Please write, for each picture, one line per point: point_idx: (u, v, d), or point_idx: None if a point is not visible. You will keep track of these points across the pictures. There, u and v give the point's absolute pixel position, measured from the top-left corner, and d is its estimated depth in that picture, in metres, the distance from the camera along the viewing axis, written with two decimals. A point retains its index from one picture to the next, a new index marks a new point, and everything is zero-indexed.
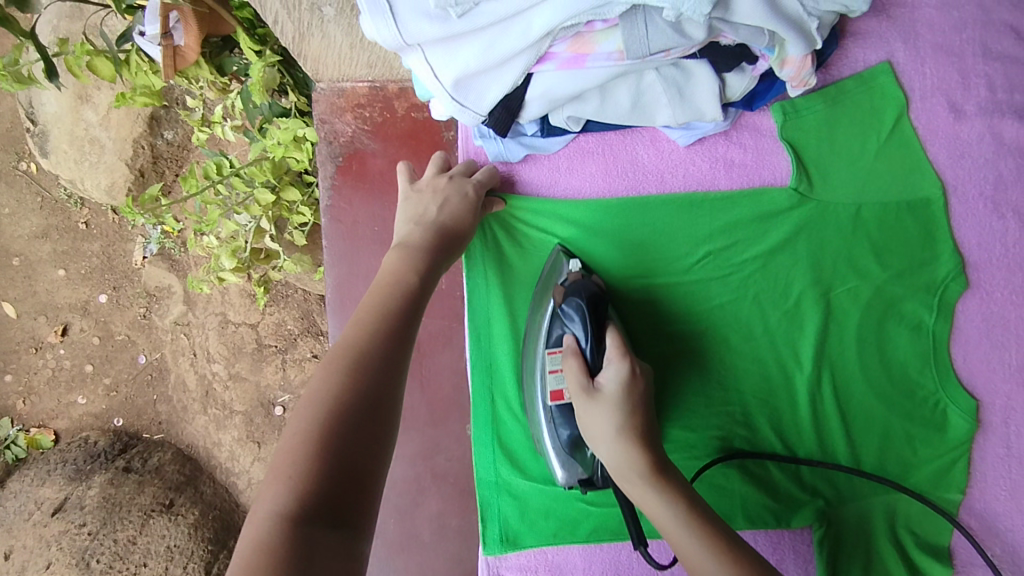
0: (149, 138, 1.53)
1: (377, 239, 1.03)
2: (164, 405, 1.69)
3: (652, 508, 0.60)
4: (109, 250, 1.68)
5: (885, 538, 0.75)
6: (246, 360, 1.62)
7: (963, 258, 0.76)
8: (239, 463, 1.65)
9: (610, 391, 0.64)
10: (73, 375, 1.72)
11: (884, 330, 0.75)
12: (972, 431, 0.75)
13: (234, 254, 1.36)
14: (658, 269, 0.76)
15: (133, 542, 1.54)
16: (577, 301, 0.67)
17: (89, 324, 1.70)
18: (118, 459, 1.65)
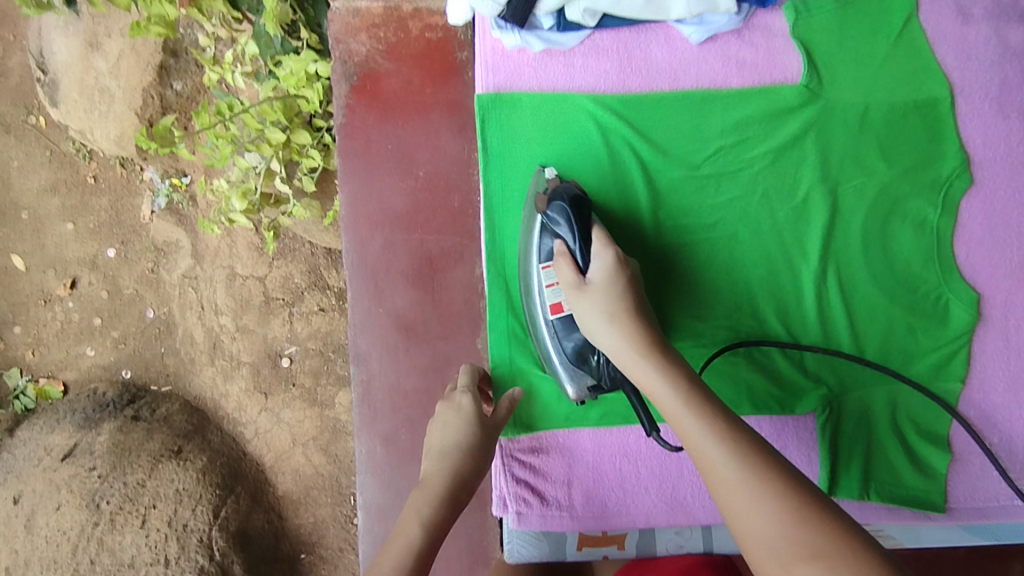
0: (158, 87, 1.50)
1: (392, 157, 1.03)
2: (173, 358, 1.68)
3: (648, 385, 0.62)
4: (117, 204, 1.69)
5: (883, 424, 0.79)
6: (252, 312, 1.62)
7: (968, 156, 0.78)
8: (246, 413, 1.63)
9: (598, 280, 0.68)
10: (81, 328, 1.71)
11: (889, 226, 0.78)
12: (972, 323, 0.78)
13: (245, 196, 1.37)
14: (674, 163, 0.78)
15: (142, 486, 1.55)
16: (560, 204, 0.71)
17: (98, 278, 1.69)
18: (127, 408, 1.65)
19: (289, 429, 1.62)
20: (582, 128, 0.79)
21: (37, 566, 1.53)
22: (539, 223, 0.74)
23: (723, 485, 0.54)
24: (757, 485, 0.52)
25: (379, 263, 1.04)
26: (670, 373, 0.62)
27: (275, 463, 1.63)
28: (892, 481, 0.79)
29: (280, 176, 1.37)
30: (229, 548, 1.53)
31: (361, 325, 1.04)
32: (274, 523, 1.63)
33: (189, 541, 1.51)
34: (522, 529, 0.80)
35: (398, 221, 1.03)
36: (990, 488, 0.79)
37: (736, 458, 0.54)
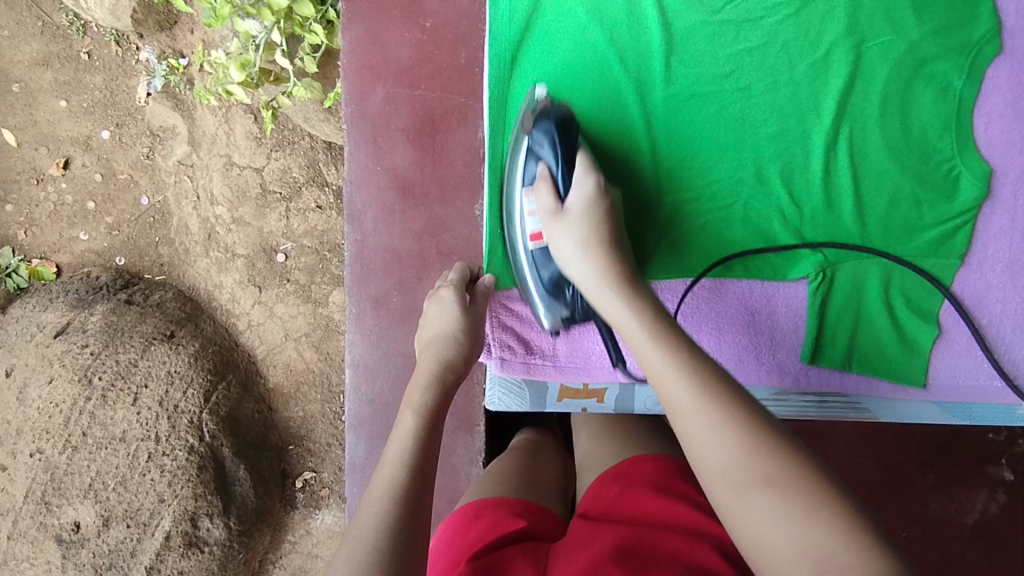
0: None
1: (399, 6, 1.00)
2: (166, 247, 1.64)
3: (612, 313, 0.65)
4: (111, 84, 1.63)
5: (876, 298, 0.77)
6: (249, 204, 1.56)
7: (1000, 22, 0.74)
8: (240, 305, 1.60)
9: (575, 210, 0.70)
10: (74, 211, 1.66)
11: (910, 89, 0.74)
12: (980, 198, 0.75)
13: (243, 67, 1.30)
14: (697, 7, 0.75)
15: (134, 365, 1.50)
16: (546, 126, 0.71)
17: (92, 160, 1.65)
18: (120, 292, 1.61)
19: (281, 323, 1.57)
20: None
21: (25, 440, 1.49)
22: (522, 146, 0.74)
23: (677, 407, 0.55)
24: (713, 407, 0.53)
25: (379, 120, 1.01)
26: (635, 302, 0.64)
27: (267, 357, 1.59)
28: (875, 355, 0.78)
29: (280, 49, 1.31)
30: (219, 431, 1.50)
31: (357, 180, 1.02)
32: (264, 414, 1.59)
33: (179, 422, 1.48)
34: (503, 376, 0.79)
35: (400, 74, 1.00)
36: (975, 364, 0.78)
37: (696, 387, 0.55)
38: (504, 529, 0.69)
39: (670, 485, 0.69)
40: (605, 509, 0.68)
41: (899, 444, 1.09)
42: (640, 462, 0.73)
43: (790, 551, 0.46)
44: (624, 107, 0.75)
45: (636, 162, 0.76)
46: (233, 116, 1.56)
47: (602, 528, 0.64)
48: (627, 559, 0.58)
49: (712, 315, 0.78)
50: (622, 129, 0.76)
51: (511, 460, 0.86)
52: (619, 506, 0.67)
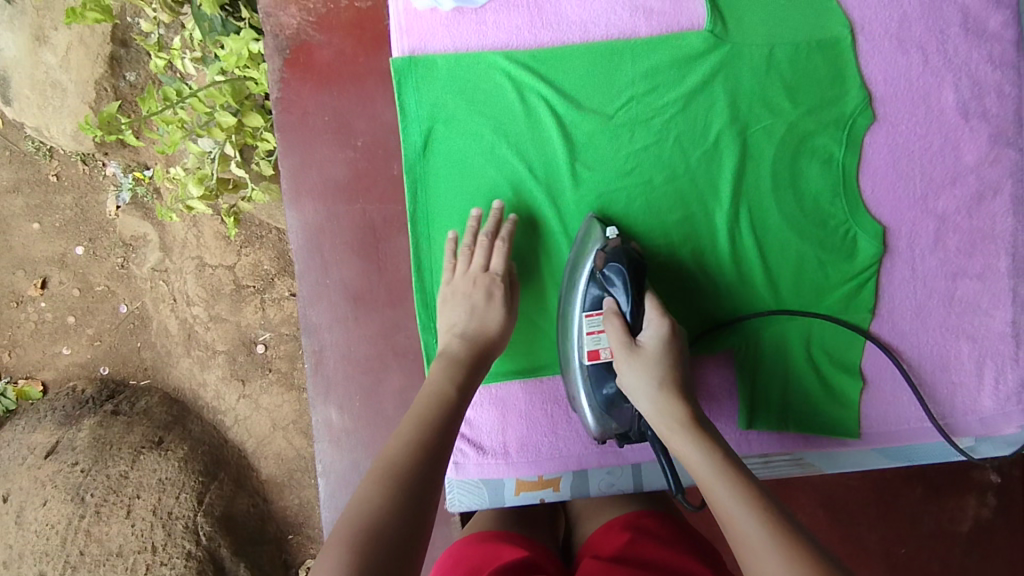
0: (110, 79, 1.43)
1: (329, 128, 1.06)
2: (149, 351, 1.61)
3: (682, 454, 0.62)
4: (81, 202, 1.60)
5: (801, 357, 0.81)
6: (224, 301, 1.53)
7: (870, 93, 0.80)
8: (225, 401, 1.56)
9: (650, 347, 0.69)
10: (55, 326, 1.62)
11: (797, 164, 0.80)
12: (878, 254, 0.81)
13: (202, 181, 1.32)
14: (593, 113, 0.80)
15: (124, 478, 1.42)
16: (618, 265, 0.72)
17: (68, 276, 1.62)
18: (106, 404, 1.56)
19: (267, 413, 1.54)
20: (498, 86, 0.79)
21: (26, 563, 1.36)
22: (588, 272, 0.75)
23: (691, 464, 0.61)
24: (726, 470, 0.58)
25: (323, 236, 1.06)
26: (708, 446, 0.61)
27: (258, 449, 1.55)
28: (808, 412, 0.82)
29: (235, 160, 1.35)
30: (215, 531, 1.42)
31: (310, 297, 1.06)
32: (259, 507, 1.54)
33: (173, 531, 1.38)
34: (460, 479, 0.81)
35: (338, 192, 1.06)
36: (903, 408, 0.83)
37: (712, 461, 0.59)
38: (501, 554, 0.68)
39: (670, 538, 0.69)
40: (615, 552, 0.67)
41: None
42: (641, 518, 0.74)
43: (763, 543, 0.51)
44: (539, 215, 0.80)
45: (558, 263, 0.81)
46: (201, 219, 1.53)
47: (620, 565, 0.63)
48: None
49: None
50: (541, 236, 0.81)
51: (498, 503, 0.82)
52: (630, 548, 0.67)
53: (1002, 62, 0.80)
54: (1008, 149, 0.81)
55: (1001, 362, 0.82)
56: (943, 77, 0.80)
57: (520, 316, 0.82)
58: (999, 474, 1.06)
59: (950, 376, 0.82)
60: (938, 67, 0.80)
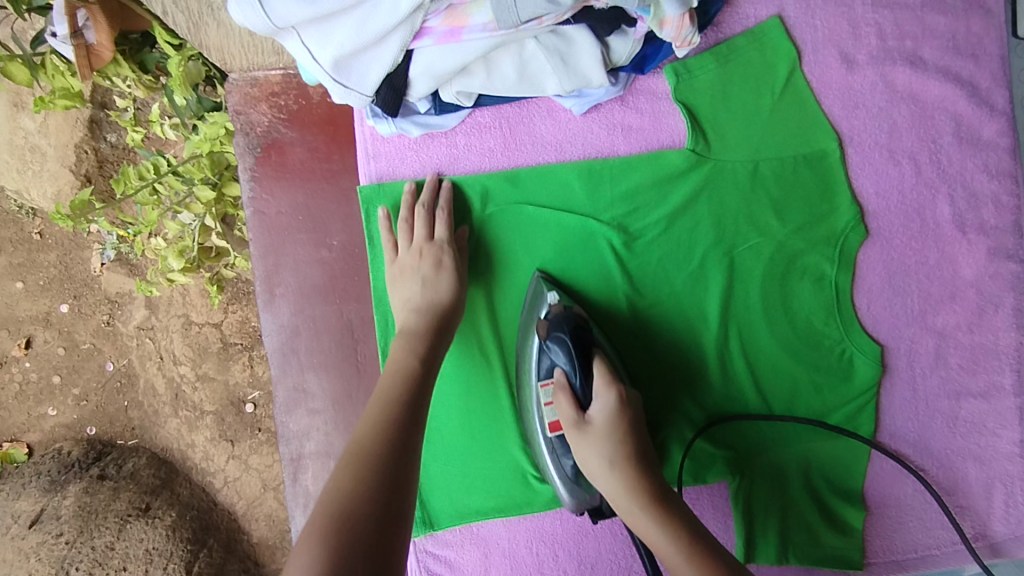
0: (92, 142, 1.22)
1: (304, 228, 1.02)
2: (136, 410, 1.34)
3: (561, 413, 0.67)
4: (66, 258, 1.31)
5: (798, 485, 0.77)
6: (211, 360, 1.30)
7: (862, 208, 0.77)
8: (215, 463, 1.32)
9: (599, 422, 0.64)
10: (39, 387, 1.34)
11: (788, 284, 0.77)
12: (877, 376, 0.77)
13: (182, 253, 1.12)
14: (569, 235, 0.76)
15: (111, 549, 1.20)
16: (567, 352, 0.67)
17: (54, 335, 1.33)
18: (92, 467, 1.29)
19: (259, 475, 1.32)
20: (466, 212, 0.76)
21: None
22: (538, 344, 0.71)
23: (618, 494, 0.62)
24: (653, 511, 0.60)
25: (299, 338, 1.02)
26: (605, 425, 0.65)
27: (248, 510, 1.33)
28: (812, 545, 0.77)
29: (216, 232, 1.16)
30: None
31: (286, 407, 1.02)
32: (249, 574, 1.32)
33: None
34: None
35: (314, 293, 1.02)
36: (910, 535, 0.78)
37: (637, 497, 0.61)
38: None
39: None
40: None
41: None
42: None
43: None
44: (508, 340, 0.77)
45: None
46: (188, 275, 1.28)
47: None
48: None
49: None
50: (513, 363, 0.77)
51: None
52: None
53: (999, 171, 0.77)
54: (1009, 261, 0.77)
55: (1011, 483, 0.78)
56: (938, 189, 0.77)
57: (498, 450, 0.77)
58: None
59: (958, 499, 0.78)
60: (932, 178, 0.77)
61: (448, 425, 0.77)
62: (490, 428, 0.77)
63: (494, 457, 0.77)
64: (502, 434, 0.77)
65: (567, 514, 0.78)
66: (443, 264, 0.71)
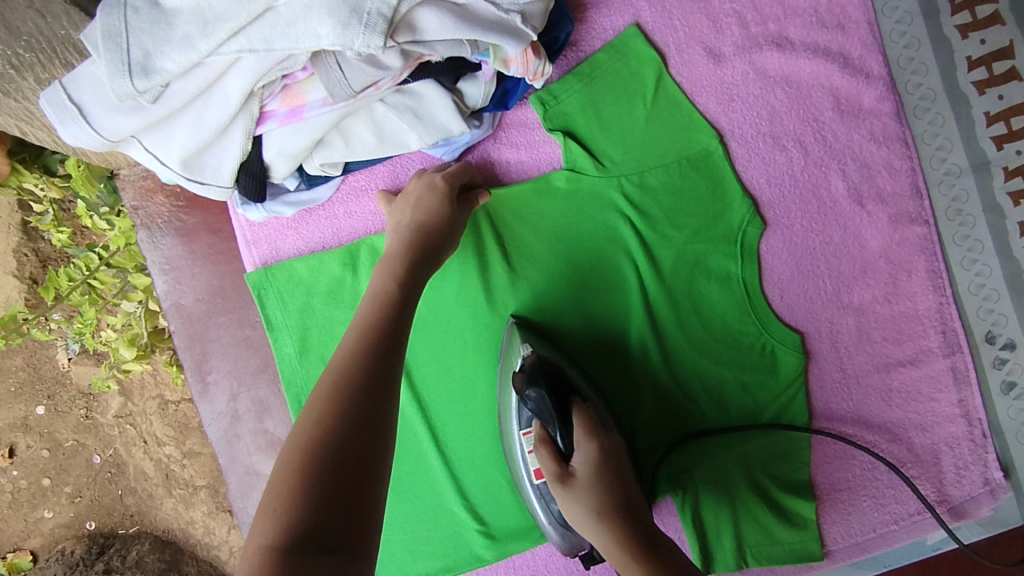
0: (29, 244, 1.15)
1: (227, 308, 1.01)
2: (131, 497, 1.21)
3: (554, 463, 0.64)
4: (34, 359, 1.20)
5: (745, 488, 0.76)
6: (194, 436, 1.20)
7: (754, 200, 0.75)
8: (217, 536, 1.21)
9: (580, 469, 0.61)
10: (31, 492, 1.22)
11: (696, 288, 0.75)
12: (802, 364, 0.76)
13: (132, 342, 1.06)
14: (469, 279, 0.74)
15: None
16: (535, 391, 0.64)
17: (35, 438, 1.21)
18: (96, 563, 1.15)
19: None
20: (345, 285, 0.74)
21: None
22: None
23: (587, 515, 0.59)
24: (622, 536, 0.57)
25: (241, 421, 1.01)
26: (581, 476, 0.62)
27: None
28: (766, 543, 0.76)
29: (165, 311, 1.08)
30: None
31: (241, 492, 1.00)
32: None
33: None
34: None
35: (250, 370, 1.01)
36: (867, 514, 0.76)
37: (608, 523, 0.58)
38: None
39: None
40: None
41: None
42: None
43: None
44: (424, 396, 0.75)
45: (462, 445, 0.75)
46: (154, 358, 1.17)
47: None
48: None
49: (596, 557, 0.76)
50: (435, 417, 0.75)
51: None
52: None
53: (887, 137, 0.76)
54: (914, 225, 0.76)
55: (957, 445, 0.77)
56: (829, 166, 0.76)
57: (437, 509, 0.75)
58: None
59: (909, 470, 0.77)
60: (820, 157, 0.76)
61: None
62: (425, 489, 0.75)
63: (434, 517, 0.75)
64: (437, 492, 0.75)
65: (519, 561, 0.76)
66: (436, 187, 0.69)
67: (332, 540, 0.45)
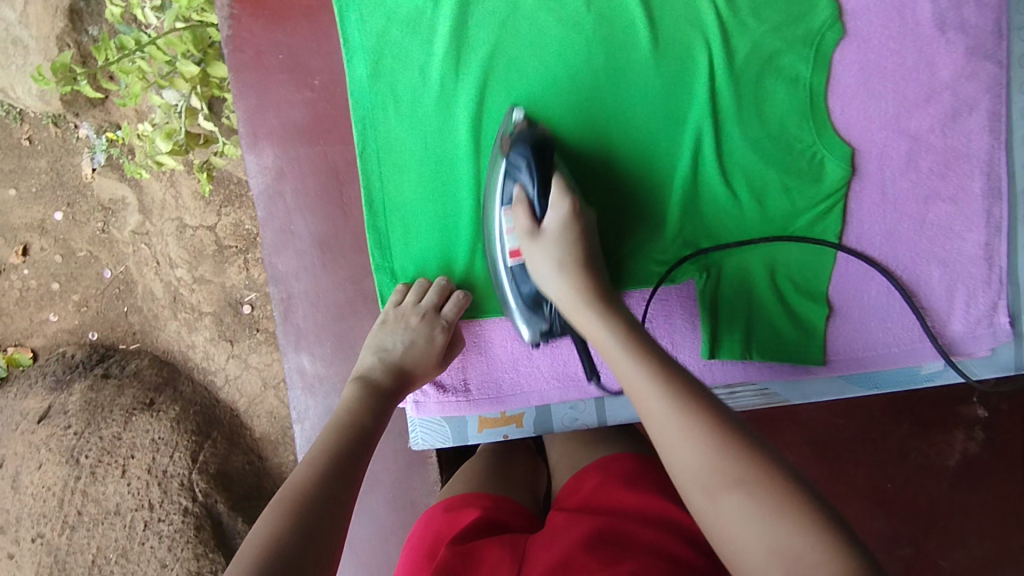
0: (73, 35, 1.21)
1: (284, 67, 1.01)
2: (136, 315, 1.35)
3: (599, 337, 0.64)
4: (57, 165, 1.34)
5: (764, 284, 0.80)
6: (207, 262, 1.28)
7: (840, 7, 0.76)
8: (215, 362, 1.30)
9: (553, 229, 0.70)
10: (39, 293, 1.37)
11: (762, 85, 0.77)
12: (847, 177, 0.78)
13: (169, 135, 1.13)
14: (548, 29, 0.77)
15: (117, 439, 1.25)
16: (523, 149, 0.71)
17: (50, 242, 1.35)
18: (96, 367, 1.34)
19: (258, 372, 1.28)
20: (427, 14, 0.77)
21: (26, 525, 1.26)
22: (500, 168, 0.73)
23: (657, 419, 0.55)
24: (686, 418, 0.53)
25: (285, 179, 1.02)
26: (616, 328, 0.64)
27: (250, 409, 1.30)
28: (773, 339, 0.80)
29: (203, 112, 1.15)
30: (212, 486, 1.22)
31: (273, 245, 1.03)
32: (254, 465, 1.30)
33: (168, 490, 1.21)
34: (422, 418, 0.82)
35: (298, 134, 1.02)
36: (871, 334, 0.81)
37: (674, 405, 0.54)
38: (461, 522, 0.67)
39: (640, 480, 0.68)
40: (584, 500, 0.68)
41: (870, 408, 1.05)
42: (618, 459, 0.73)
43: (752, 532, 0.47)
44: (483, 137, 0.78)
45: None
46: (177, 178, 1.28)
47: (583, 518, 0.63)
48: (603, 546, 0.58)
49: None
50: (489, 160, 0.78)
51: (481, 461, 0.82)
52: (599, 498, 0.67)
53: None
54: (986, 62, 0.76)
55: (972, 285, 0.79)
56: None
57: (476, 251, 0.79)
58: (985, 406, 1.02)
59: (918, 302, 0.80)
60: None
61: (425, 226, 0.79)
62: (467, 229, 0.79)
63: (474, 256, 0.79)
64: (479, 234, 0.79)
65: None
66: (434, 341, 0.76)
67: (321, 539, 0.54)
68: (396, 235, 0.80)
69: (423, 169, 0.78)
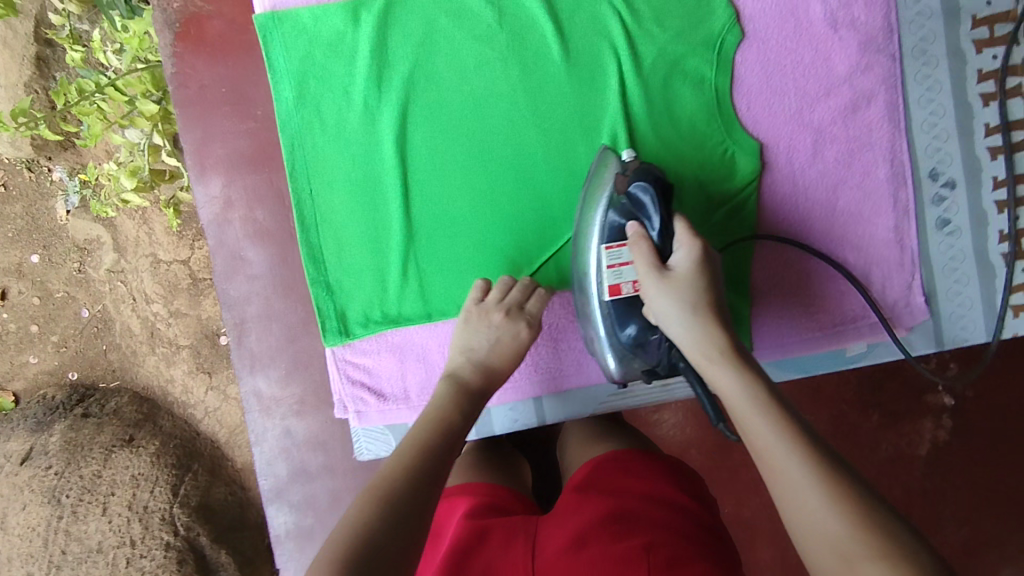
0: (41, 82, 1.24)
1: (228, 100, 1.05)
2: (115, 353, 1.36)
3: (713, 374, 0.59)
4: (33, 210, 1.34)
5: None
6: (182, 296, 1.32)
7: (736, 12, 0.81)
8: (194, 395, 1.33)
9: (683, 270, 0.64)
10: (19, 336, 1.37)
11: (670, 87, 0.81)
12: (757, 169, 0.81)
13: (133, 173, 1.12)
14: (463, 46, 0.81)
15: (98, 476, 1.21)
16: (645, 186, 0.68)
17: (27, 285, 1.36)
18: (76, 407, 1.33)
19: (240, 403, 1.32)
20: (347, 37, 0.81)
21: (16, 566, 1.18)
22: (605, 204, 0.72)
23: (788, 482, 0.49)
24: (828, 488, 0.48)
25: (233, 210, 1.05)
26: (744, 371, 0.58)
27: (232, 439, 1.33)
28: None
29: (167, 149, 1.17)
30: (194, 519, 1.20)
31: (225, 271, 1.05)
32: (237, 496, 1.31)
33: (149, 526, 1.18)
34: (364, 426, 0.84)
35: (244, 163, 1.05)
36: (795, 320, 0.84)
37: (817, 475, 0.48)
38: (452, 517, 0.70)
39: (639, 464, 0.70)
40: (585, 483, 0.70)
41: None
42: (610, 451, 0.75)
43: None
44: (407, 150, 0.81)
45: (436, 202, 0.82)
46: (150, 215, 1.31)
47: (588, 500, 0.65)
48: (613, 524, 0.61)
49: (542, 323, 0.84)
50: (415, 172, 0.81)
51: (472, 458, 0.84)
52: (600, 480, 0.69)
53: None
54: (880, 55, 0.81)
55: (887, 268, 0.83)
56: None
57: (407, 259, 0.82)
58: None
59: (837, 286, 0.83)
60: None
61: (357, 238, 0.82)
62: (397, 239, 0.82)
63: (406, 265, 0.82)
64: (410, 243, 0.82)
65: None
66: (519, 337, 0.75)
67: (412, 533, 0.52)
68: (330, 248, 0.83)
69: (351, 183, 0.82)
